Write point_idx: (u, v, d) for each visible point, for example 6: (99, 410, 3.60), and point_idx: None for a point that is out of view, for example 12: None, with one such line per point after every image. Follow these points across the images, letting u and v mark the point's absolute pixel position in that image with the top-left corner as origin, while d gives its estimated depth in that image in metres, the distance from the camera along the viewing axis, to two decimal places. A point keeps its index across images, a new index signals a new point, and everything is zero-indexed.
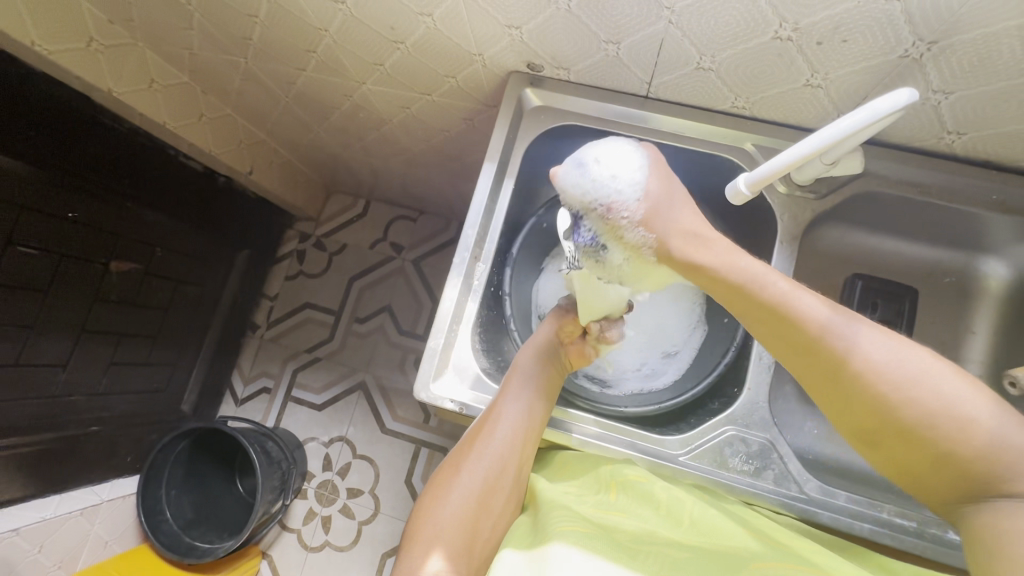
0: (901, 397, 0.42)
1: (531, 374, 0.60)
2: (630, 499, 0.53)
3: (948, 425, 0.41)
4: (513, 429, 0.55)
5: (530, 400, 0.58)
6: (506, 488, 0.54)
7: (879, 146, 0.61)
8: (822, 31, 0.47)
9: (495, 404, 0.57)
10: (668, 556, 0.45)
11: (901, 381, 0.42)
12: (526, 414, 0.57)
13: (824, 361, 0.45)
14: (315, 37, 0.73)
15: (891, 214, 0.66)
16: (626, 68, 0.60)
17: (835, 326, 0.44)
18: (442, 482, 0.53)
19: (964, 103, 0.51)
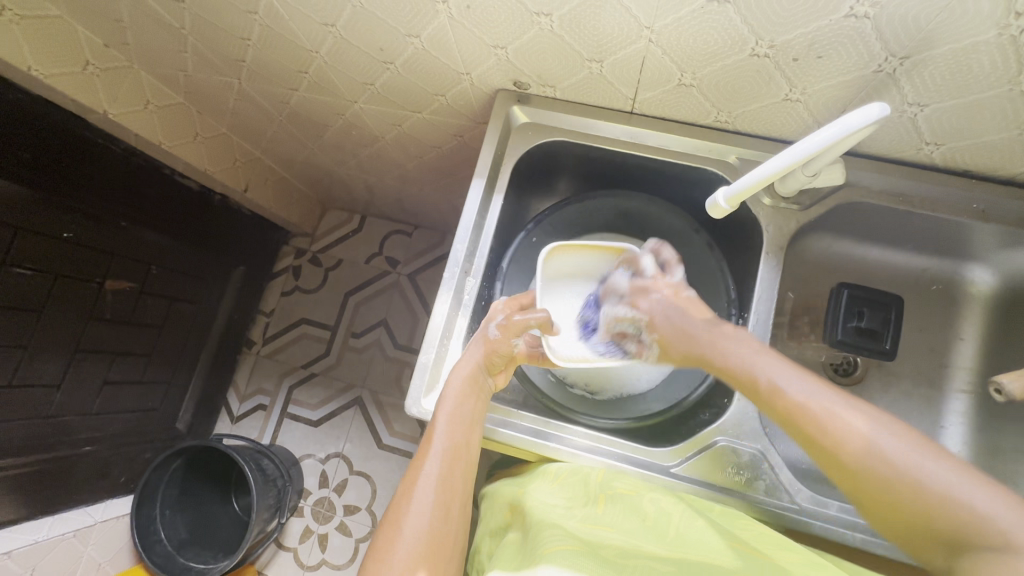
0: (841, 446, 0.43)
1: (461, 402, 0.57)
2: (618, 514, 0.53)
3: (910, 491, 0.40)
4: (448, 464, 0.53)
5: (462, 429, 0.56)
6: (454, 526, 0.51)
7: (861, 157, 0.62)
8: (798, 48, 0.49)
9: (426, 444, 0.55)
10: (654, 568, 0.45)
11: (862, 446, 0.42)
12: (461, 444, 0.55)
13: (770, 409, 0.48)
14: (307, 58, 0.75)
15: (875, 223, 0.66)
16: (611, 85, 0.61)
17: (777, 378, 0.48)
18: (383, 541, 0.48)
19: (940, 115, 0.52)
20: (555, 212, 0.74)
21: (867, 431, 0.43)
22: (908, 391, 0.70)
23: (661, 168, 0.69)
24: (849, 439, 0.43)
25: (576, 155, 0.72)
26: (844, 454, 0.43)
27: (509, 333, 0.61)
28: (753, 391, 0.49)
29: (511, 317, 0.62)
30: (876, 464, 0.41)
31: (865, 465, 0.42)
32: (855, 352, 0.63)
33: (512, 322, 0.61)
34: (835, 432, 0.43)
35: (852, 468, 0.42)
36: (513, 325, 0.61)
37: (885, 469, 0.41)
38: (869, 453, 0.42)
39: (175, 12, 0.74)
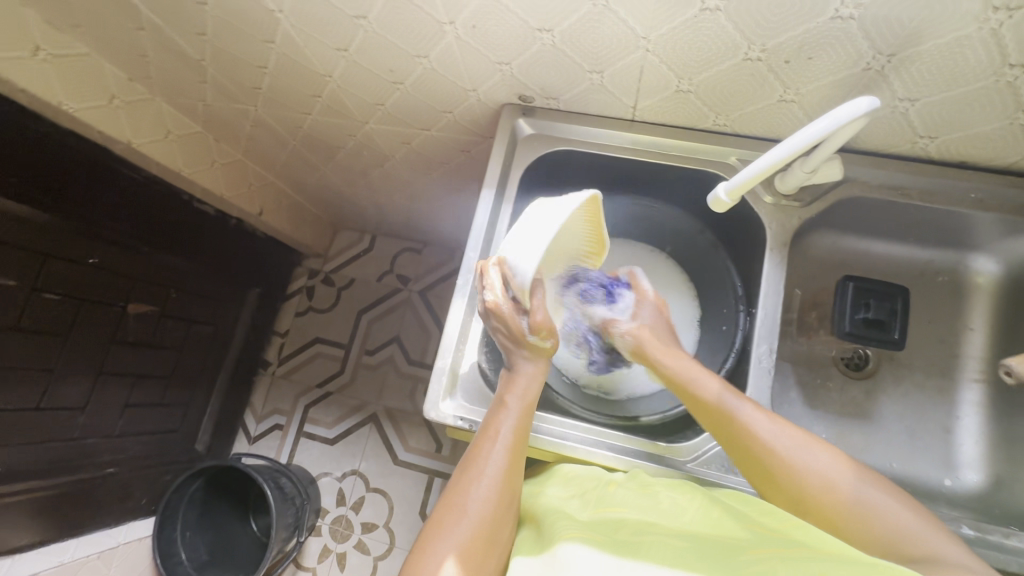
0: (794, 468, 0.50)
1: (528, 395, 0.58)
2: (629, 494, 0.55)
3: (853, 502, 0.47)
4: (512, 457, 0.54)
5: (527, 420, 0.57)
6: (511, 515, 0.53)
7: (858, 154, 0.64)
8: (789, 50, 0.51)
9: (490, 429, 0.55)
10: (667, 543, 0.45)
11: (811, 469, 0.49)
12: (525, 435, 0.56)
13: (714, 421, 0.55)
14: (321, 83, 0.78)
15: (876, 218, 0.68)
16: (611, 94, 0.64)
17: (752, 418, 0.53)
18: (445, 516, 0.50)
19: (931, 110, 0.54)
20: None
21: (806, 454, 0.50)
22: (921, 383, 0.70)
23: (663, 172, 0.71)
24: (793, 458, 0.50)
25: (581, 164, 0.74)
26: (785, 472, 0.50)
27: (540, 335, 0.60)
28: (704, 407, 0.56)
29: (538, 317, 0.59)
30: (814, 478, 0.49)
31: (812, 482, 0.49)
32: (863, 343, 0.64)
33: (541, 324, 0.59)
34: (779, 451, 0.51)
35: (795, 483, 0.49)
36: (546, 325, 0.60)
37: (823, 483, 0.49)
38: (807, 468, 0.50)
39: (197, 45, 0.78)
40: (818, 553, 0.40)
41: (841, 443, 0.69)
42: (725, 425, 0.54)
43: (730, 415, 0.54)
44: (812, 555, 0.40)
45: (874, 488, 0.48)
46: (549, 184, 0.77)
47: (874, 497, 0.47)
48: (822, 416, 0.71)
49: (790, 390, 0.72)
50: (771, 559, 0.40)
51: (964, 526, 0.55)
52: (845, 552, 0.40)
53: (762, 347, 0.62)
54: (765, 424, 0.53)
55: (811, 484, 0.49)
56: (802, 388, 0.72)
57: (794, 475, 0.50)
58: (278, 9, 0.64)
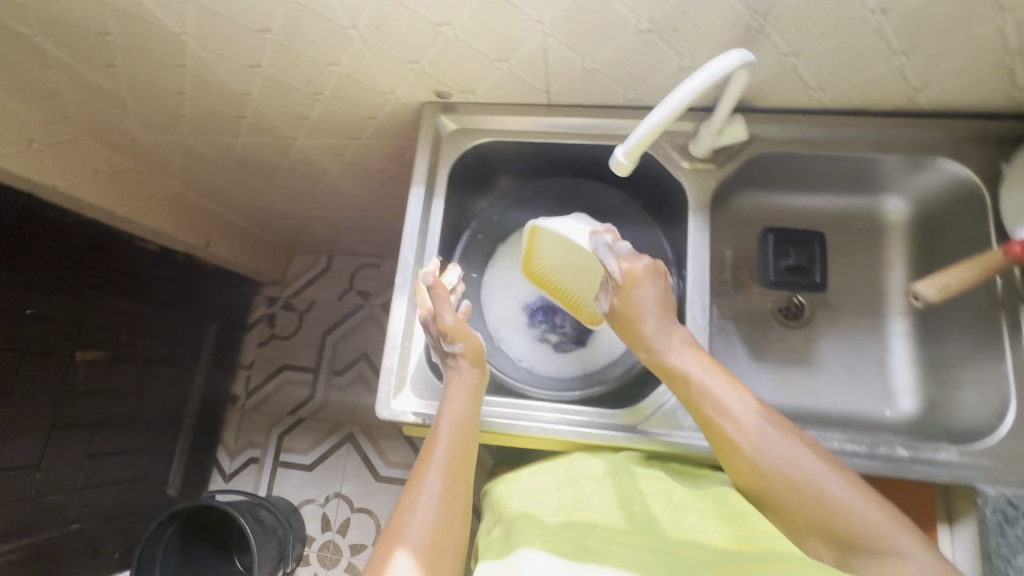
0: (772, 467, 0.50)
1: (462, 416, 0.59)
2: (602, 496, 0.55)
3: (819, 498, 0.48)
4: (450, 478, 0.55)
5: (464, 439, 0.58)
6: (456, 536, 0.53)
7: (762, 112, 0.67)
8: (675, 19, 0.54)
9: (428, 454, 0.57)
10: (635, 554, 0.46)
11: (786, 470, 0.50)
12: (464, 455, 0.57)
13: (694, 408, 0.55)
14: (243, 103, 0.78)
15: (789, 171, 0.72)
16: (524, 81, 0.66)
17: (735, 411, 0.53)
18: (388, 543, 0.51)
19: (816, 62, 0.58)
20: (496, 211, 0.79)
21: (779, 446, 0.51)
22: (855, 322, 0.73)
23: (587, 151, 0.73)
24: (768, 458, 0.51)
25: (508, 153, 0.76)
26: (767, 471, 0.50)
27: (456, 341, 0.62)
28: (686, 395, 0.55)
29: (446, 324, 0.61)
30: (789, 481, 0.50)
31: (788, 482, 0.50)
32: (791, 289, 0.69)
33: (450, 330, 0.61)
34: (759, 449, 0.51)
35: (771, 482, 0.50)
36: (458, 330, 0.61)
37: (792, 485, 0.49)
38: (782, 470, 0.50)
39: (111, 78, 0.77)
40: (782, 571, 0.40)
41: (787, 390, 0.71)
42: (711, 407, 0.53)
43: (713, 407, 0.53)
44: (777, 567, 0.41)
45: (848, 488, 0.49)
46: (481, 177, 0.79)
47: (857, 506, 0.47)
48: (767, 366, 0.73)
49: (735, 346, 0.74)
50: None
51: (900, 446, 0.57)
52: (811, 567, 0.40)
53: (695, 306, 0.65)
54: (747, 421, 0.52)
55: (783, 487, 0.50)
56: (747, 342, 0.74)
57: (769, 472, 0.50)
58: (183, 30, 0.64)
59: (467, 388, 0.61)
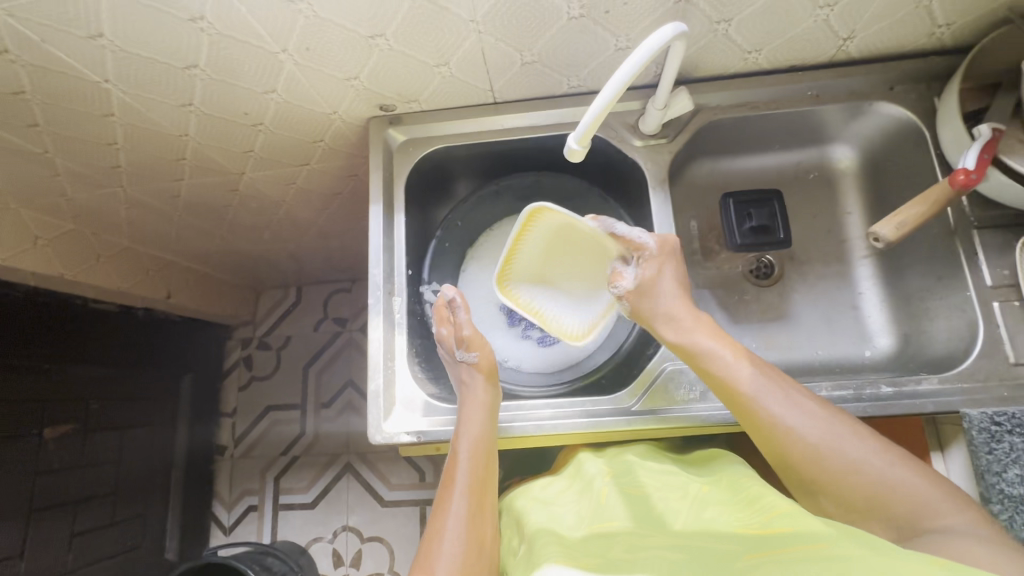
0: (824, 454, 0.49)
1: (479, 434, 0.59)
2: (619, 504, 0.54)
3: (852, 475, 0.48)
4: (473, 500, 0.55)
5: (485, 456, 0.57)
6: (486, 560, 0.52)
7: (703, 82, 0.68)
8: (605, 1, 0.54)
9: (449, 480, 0.56)
10: (661, 556, 0.44)
11: (835, 457, 0.49)
12: (486, 476, 0.57)
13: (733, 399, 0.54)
14: (181, 144, 0.75)
15: (738, 135, 0.73)
16: (466, 83, 0.65)
17: (776, 399, 0.52)
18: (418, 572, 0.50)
19: (746, 25, 0.59)
20: (460, 217, 0.79)
21: (792, 414, 0.51)
22: (823, 272, 0.75)
23: (539, 144, 0.73)
24: (821, 447, 0.50)
25: (462, 157, 0.75)
26: (815, 460, 0.50)
27: (473, 349, 0.64)
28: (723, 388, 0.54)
29: (464, 332, 0.65)
30: (840, 464, 0.49)
31: (838, 467, 0.49)
32: (759, 249, 0.70)
33: (468, 338, 0.64)
34: (808, 438, 0.50)
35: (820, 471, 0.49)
36: (475, 339, 0.65)
37: (848, 468, 0.49)
38: (835, 455, 0.49)
39: (35, 138, 0.73)
40: (810, 552, 0.39)
41: (770, 347, 0.73)
42: (722, 385, 0.54)
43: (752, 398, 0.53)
44: (803, 548, 0.40)
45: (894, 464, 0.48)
46: (438, 185, 0.78)
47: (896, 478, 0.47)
48: (748, 328, 0.74)
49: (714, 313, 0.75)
50: (767, 563, 0.39)
51: (885, 385, 0.59)
52: (838, 544, 0.39)
53: None
54: (790, 409, 0.52)
55: (834, 473, 0.49)
56: (725, 308, 0.76)
57: (822, 460, 0.49)
58: (104, 78, 0.61)
59: (482, 404, 0.60)
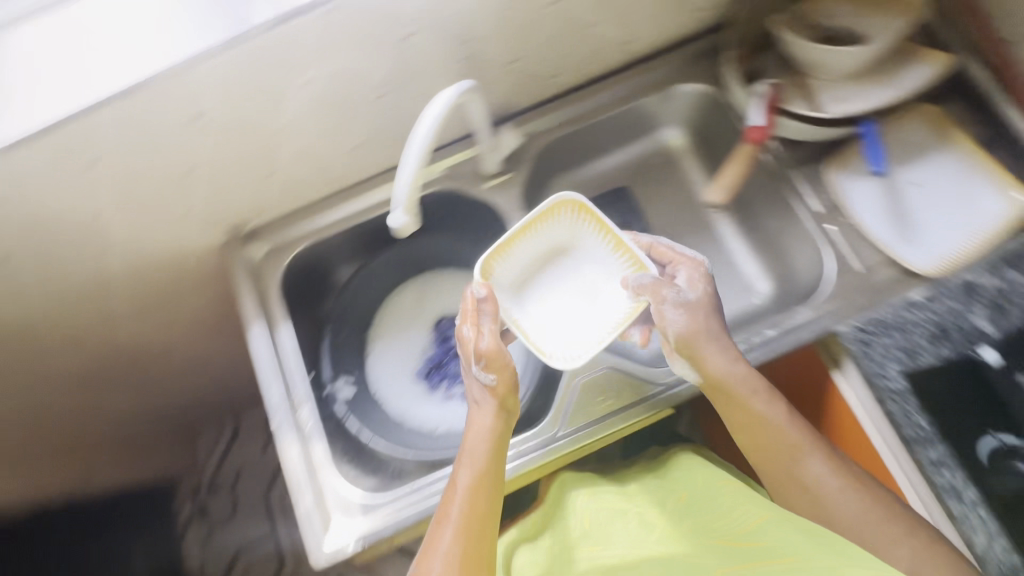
0: (777, 447, 0.56)
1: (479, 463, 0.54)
2: (602, 525, 0.61)
3: (793, 467, 0.55)
4: (469, 535, 0.50)
5: (484, 485, 0.53)
6: None
7: (527, 113, 0.73)
8: (396, 73, 0.58)
9: (444, 509, 0.52)
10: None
11: (787, 452, 0.55)
12: (487, 508, 0.52)
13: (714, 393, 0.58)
14: (37, 328, 0.70)
15: (578, 148, 0.77)
16: (305, 180, 0.67)
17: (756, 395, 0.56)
18: None
19: (537, 57, 0.64)
20: (345, 306, 0.75)
21: (765, 405, 0.56)
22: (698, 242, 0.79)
23: None
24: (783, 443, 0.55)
25: (332, 248, 0.73)
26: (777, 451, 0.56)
27: (491, 370, 0.57)
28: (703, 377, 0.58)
29: (482, 346, 0.57)
30: (788, 460, 0.55)
31: (786, 461, 0.56)
32: None
33: (487, 352, 0.57)
34: (772, 428, 0.56)
35: (771, 458, 0.56)
36: (495, 359, 0.57)
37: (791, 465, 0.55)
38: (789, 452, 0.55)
39: None
40: (781, 570, 0.45)
41: None
42: (701, 369, 0.58)
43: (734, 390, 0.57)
44: (776, 566, 0.46)
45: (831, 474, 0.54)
46: (320, 283, 0.75)
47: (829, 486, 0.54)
48: None
49: None
50: None
51: (765, 329, 0.63)
52: (802, 559, 0.45)
53: None
54: (762, 401, 0.56)
55: (780, 463, 0.56)
56: None
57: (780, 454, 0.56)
58: None
59: (488, 430, 0.56)
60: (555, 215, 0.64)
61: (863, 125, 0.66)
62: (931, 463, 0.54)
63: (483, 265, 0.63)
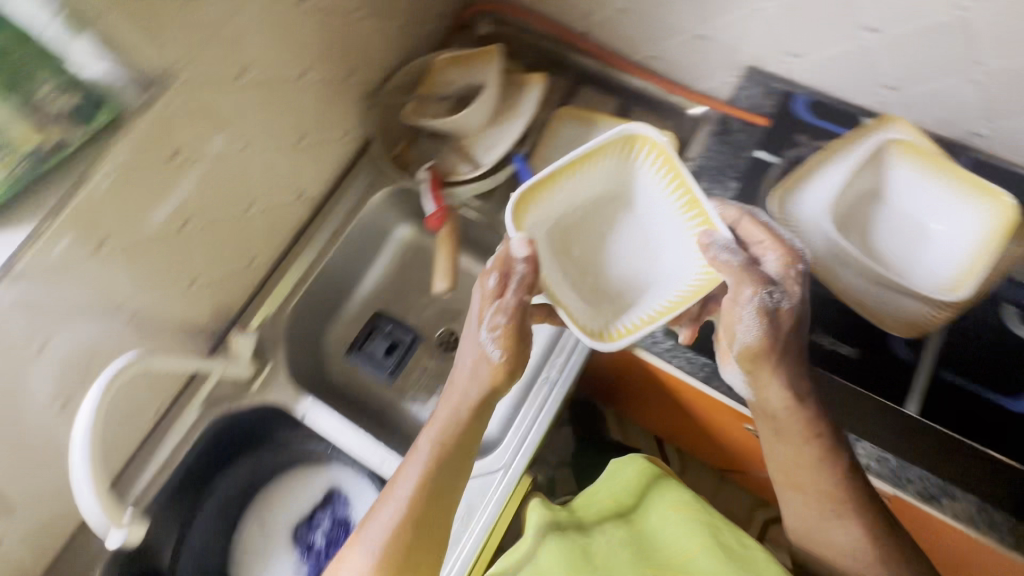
0: (813, 476, 0.51)
1: (429, 460, 0.51)
2: (549, 555, 0.55)
3: (820, 502, 0.51)
4: (404, 530, 0.48)
5: (441, 467, 0.50)
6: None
7: (252, 305, 0.71)
8: (67, 377, 0.54)
9: (391, 487, 0.51)
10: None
11: (824, 486, 0.50)
12: (438, 493, 0.50)
13: (772, 411, 0.52)
14: None
15: (322, 299, 0.77)
16: (51, 520, 0.59)
17: (796, 408, 0.50)
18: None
19: (213, 265, 0.64)
20: None
21: (820, 443, 0.50)
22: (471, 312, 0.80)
23: (190, 472, 0.68)
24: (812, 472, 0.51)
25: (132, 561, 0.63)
26: (813, 478, 0.51)
27: (500, 345, 0.52)
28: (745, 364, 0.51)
29: (512, 301, 0.52)
30: (819, 492, 0.51)
31: (816, 491, 0.51)
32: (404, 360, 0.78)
33: (502, 330, 0.52)
34: (823, 460, 0.50)
35: (807, 479, 0.51)
36: (513, 335, 0.52)
37: (826, 497, 0.50)
38: (817, 484, 0.51)
39: None
40: None
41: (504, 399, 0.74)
42: (744, 357, 0.51)
43: (783, 400, 0.50)
44: None
45: (849, 525, 0.50)
46: None
47: (847, 537, 0.51)
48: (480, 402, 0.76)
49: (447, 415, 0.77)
50: None
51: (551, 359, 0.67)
52: None
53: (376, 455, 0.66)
54: (820, 431, 0.50)
55: (807, 481, 0.51)
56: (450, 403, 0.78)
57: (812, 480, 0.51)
58: None
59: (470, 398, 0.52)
60: (603, 157, 0.57)
61: (516, 163, 0.71)
62: (727, 390, 0.58)
63: (522, 199, 0.55)
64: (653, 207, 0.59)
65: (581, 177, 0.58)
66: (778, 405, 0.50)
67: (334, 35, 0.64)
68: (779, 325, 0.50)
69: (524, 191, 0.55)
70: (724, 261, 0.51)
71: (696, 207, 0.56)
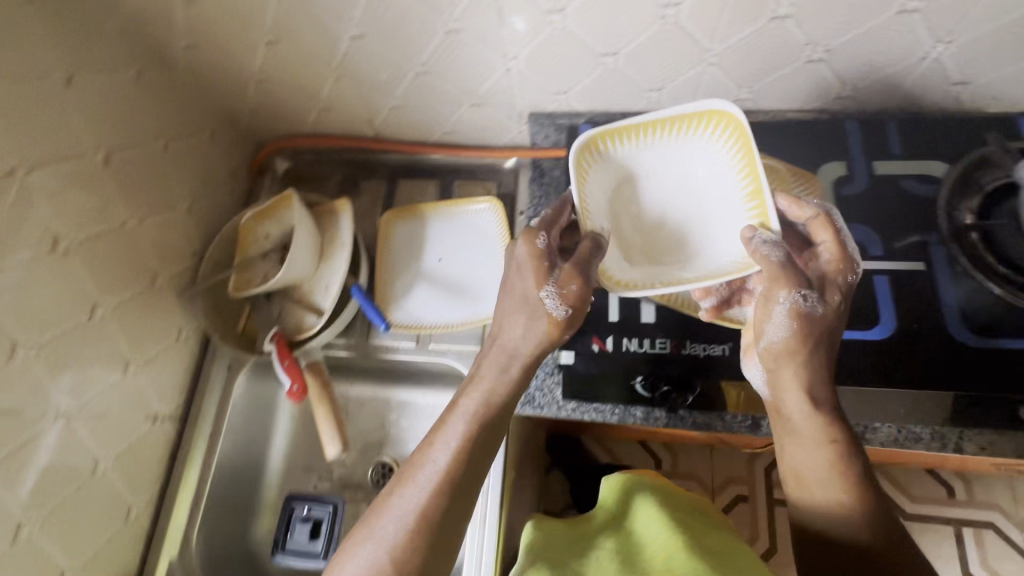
0: (825, 476, 0.46)
1: (464, 433, 0.46)
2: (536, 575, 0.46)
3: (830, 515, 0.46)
4: (429, 503, 0.43)
5: (476, 444, 0.46)
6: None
7: (151, 552, 0.65)
8: None
9: (420, 453, 0.46)
10: None
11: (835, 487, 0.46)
12: (461, 479, 0.44)
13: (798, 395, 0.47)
14: None
15: (233, 505, 0.70)
16: None
17: (821, 400, 0.47)
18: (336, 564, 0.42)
19: (81, 542, 0.57)
20: None
21: (841, 432, 0.46)
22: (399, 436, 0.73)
23: None
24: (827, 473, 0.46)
25: None
26: (822, 476, 0.46)
27: (564, 302, 0.49)
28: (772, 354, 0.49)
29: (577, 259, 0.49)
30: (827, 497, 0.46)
31: (825, 494, 0.46)
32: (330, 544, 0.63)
33: (573, 293, 0.49)
34: (841, 456, 0.46)
35: (817, 478, 0.47)
36: (580, 295, 0.49)
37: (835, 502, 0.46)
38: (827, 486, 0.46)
39: None
40: None
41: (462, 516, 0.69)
42: (773, 350, 0.48)
43: (809, 388, 0.47)
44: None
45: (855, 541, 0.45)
46: None
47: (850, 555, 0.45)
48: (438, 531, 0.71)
49: None
50: None
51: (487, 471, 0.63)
52: None
53: None
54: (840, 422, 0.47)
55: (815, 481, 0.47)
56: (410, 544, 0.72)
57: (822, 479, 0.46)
58: None
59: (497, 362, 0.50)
60: (691, 130, 0.54)
61: (354, 294, 0.67)
62: (645, 419, 0.57)
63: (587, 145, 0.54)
64: (707, 187, 0.55)
65: (672, 143, 0.55)
66: (805, 392, 0.47)
67: (112, 258, 0.59)
68: (816, 323, 0.47)
69: (591, 134, 0.55)
70: (764, 255, 0.48)
71: (756, 199, 0.52)
